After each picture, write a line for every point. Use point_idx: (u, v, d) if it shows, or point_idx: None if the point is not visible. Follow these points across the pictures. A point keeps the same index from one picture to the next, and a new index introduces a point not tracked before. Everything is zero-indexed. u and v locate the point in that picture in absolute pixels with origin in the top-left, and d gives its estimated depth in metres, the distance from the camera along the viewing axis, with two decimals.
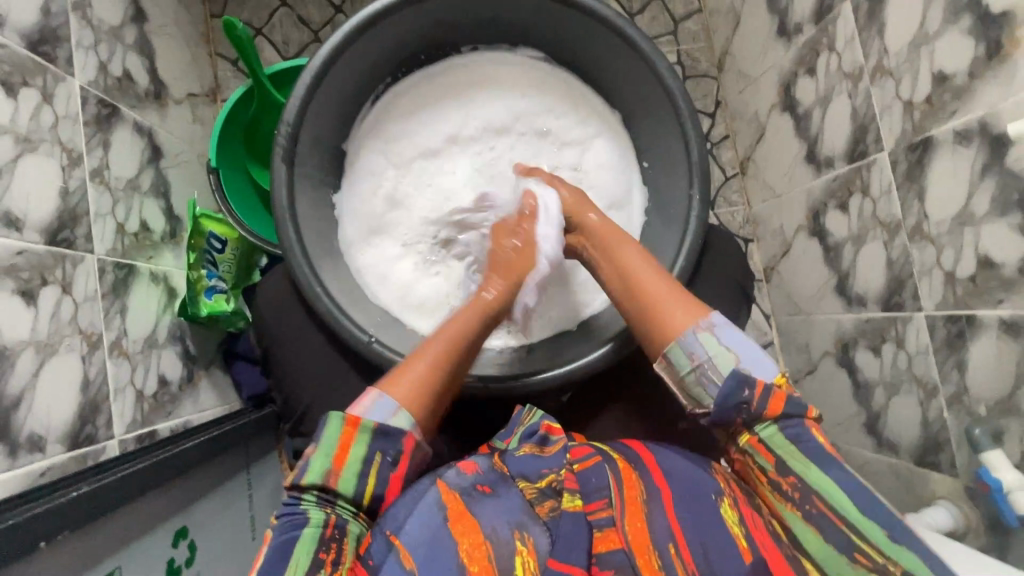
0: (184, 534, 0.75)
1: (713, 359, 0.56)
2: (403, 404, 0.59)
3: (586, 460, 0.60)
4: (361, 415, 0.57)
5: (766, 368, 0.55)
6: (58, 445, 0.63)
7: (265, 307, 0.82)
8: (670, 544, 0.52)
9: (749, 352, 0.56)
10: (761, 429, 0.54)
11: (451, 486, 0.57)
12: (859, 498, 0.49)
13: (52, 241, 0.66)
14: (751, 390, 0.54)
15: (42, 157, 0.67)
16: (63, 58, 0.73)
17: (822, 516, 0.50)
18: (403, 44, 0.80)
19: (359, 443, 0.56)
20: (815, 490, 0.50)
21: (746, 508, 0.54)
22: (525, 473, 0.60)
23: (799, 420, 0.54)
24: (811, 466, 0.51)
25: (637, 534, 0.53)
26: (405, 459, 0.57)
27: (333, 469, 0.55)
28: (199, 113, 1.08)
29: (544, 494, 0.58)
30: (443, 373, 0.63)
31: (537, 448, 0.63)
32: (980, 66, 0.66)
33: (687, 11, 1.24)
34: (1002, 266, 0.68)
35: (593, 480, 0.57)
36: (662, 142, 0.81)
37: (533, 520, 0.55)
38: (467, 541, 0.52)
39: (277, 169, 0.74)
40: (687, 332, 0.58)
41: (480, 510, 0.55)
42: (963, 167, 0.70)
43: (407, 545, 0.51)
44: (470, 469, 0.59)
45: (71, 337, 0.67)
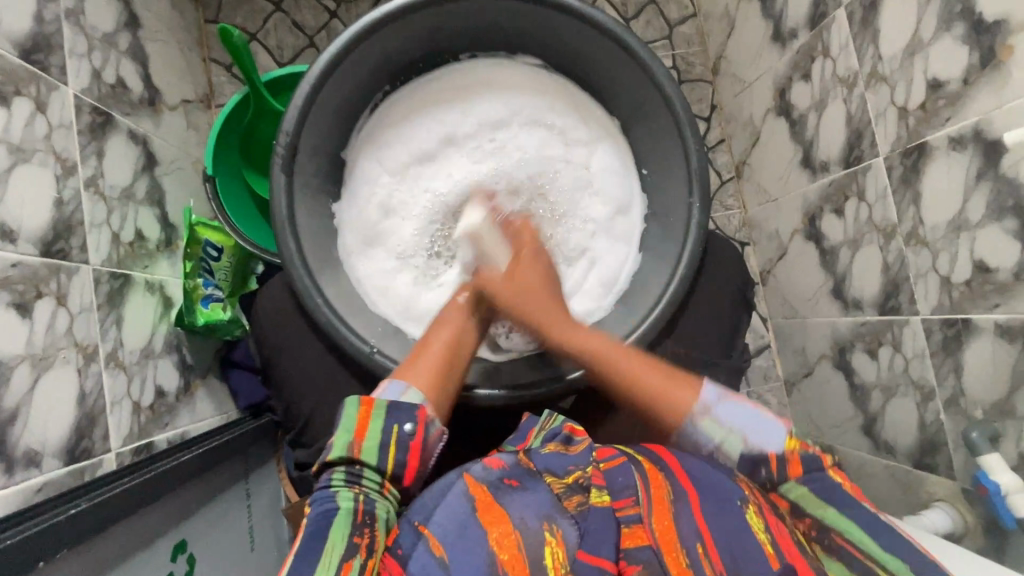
0: (183, 548, 0.74)
1: (718, 444, 0.57)
2: (417, 384, 0.62)
3: (611, 459, 0.58)
4: (376, 395, 0.59)
5: (772, 438, 0.55)
6: (55, 459, 0.62)
7: (263, 316, 0.82)
8: (697, 544, 0.49)
9: (750, 421, 0.56)
10: (783, 487, 0.52)
11: (478, 480, 0.58)
12: (878, 535, 0.47)
13: (47, 252, 0.66)
14: (767, 468, 0.54)
15: (37, 167, 0.66)
16: (56, 66, 0.72)
17: (845, 550, 0.48)
18: (402, 51, 0.80)
19: (376, 417, 0.57)
20: (834, 529, 0.49)
21: (773, 517, 0.50)
22: (550, 469, 0.60)
23: (819, 469, 0.52)
24: (832, 509, 0.49)
25: (664, 533, 0.50)
26: (421, 428, 0.58)
27: (354, 445, 0.56)
28: (193, 119, 1.07)
29: (571, 489, 0.57)
30: (446, 365, 0.66)
31: (561, 446, 0.63)
32: (974, 73, 0.66)
33: (681, 16, 1.25)
34: (997, 271, 0.68)
35: (620, 478, 0.55)
36: (660, 148, 0.82)
37: (560, 513, 0.54)
38: (496, 530, 0.52)
39: (277, 179, 0.73)
40: (688, 421, 0.59)
41: (507, 501, 0.55)
42: (958, 173, 0.71)
43: (437, 534, 0.52)
44: (496, 465, 0.61)
45: (67, 350, 0.66)
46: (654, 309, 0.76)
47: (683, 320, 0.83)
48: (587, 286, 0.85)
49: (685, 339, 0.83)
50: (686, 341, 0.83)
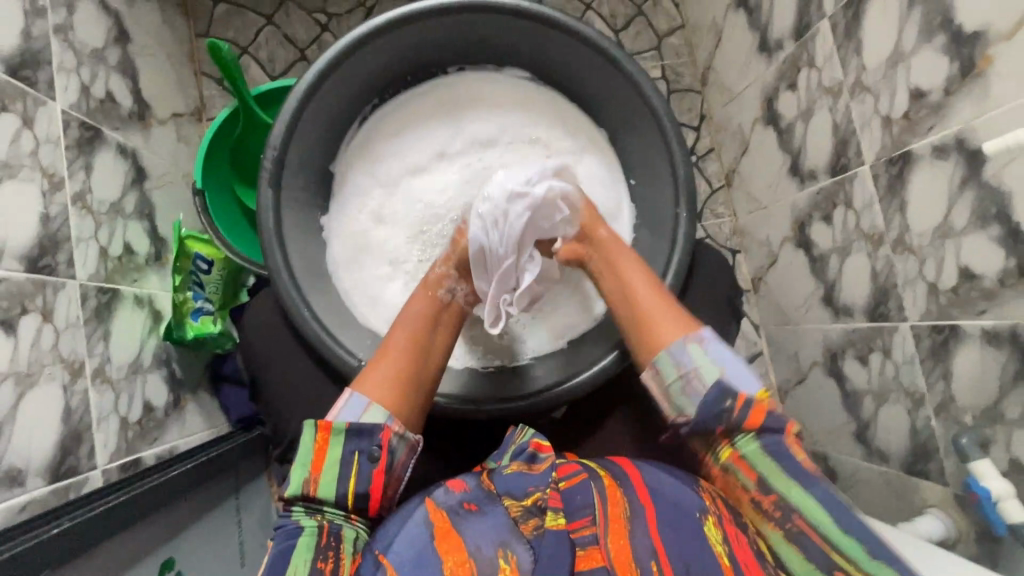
0: (171, 566, 0.73)
1: (697, 367, 0.59)
2: (376, 399, 0.61)
3: (572, 477, 0.58)
4: (332, 419, 0.59)
5: (748, 383, 0.58)
6: (39, 477, 0.62)
7: (252, 330, 0.81)
8: (652, 561, 0.50)
9: (735, 368, 0.59)
10: (737, 438, 0.57)
11: (439, 505, 0.57)
12: (836, 513, 0.51)
13: (32, 268, 0.65)
14: (732, 403, 0.57)
15: (23, 182, 0.66)
16: (43, 82, 0.72)
17: (805, 535, 0.52)
18: (391, 64, 0.80)
19: (333, 446, 0.57)
20: (796, 509, 0.52)
21: (732, 526, 0.53)
22: (510, 491, 0.59)
23: (779, 431, 0.56)
24: (794, 484, 0.53)
25: (619, 553, 0.51)
26: (386, 454, 0.58)
27: (311, 479, 0.56)
28: (184, 132, 1.07)
29: (529, 511, 0.56)
30: (408, 370, 0.64)
31: (525, 465, 0.61)
32: (955, 83, 0.67)
33: (670, 27, 1.26)
34: (982, 278, 0.69)
35: (578, 497, 0.56)
36: (648, 159, 0.82)
37: (516, 538, 0.53)
38: (451, 559, 0.51)
39: (264, 193, 0.74)
40: (677, 342, 0.61)
41: (466, 527, 0.54)
42: (942, 180, 0.71)
43: (395, 564, 0.52)
44: (458, 488, 0.60)
45: (52, 367, 0.66)
46: None
47: None
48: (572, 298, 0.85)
49: None
50: None
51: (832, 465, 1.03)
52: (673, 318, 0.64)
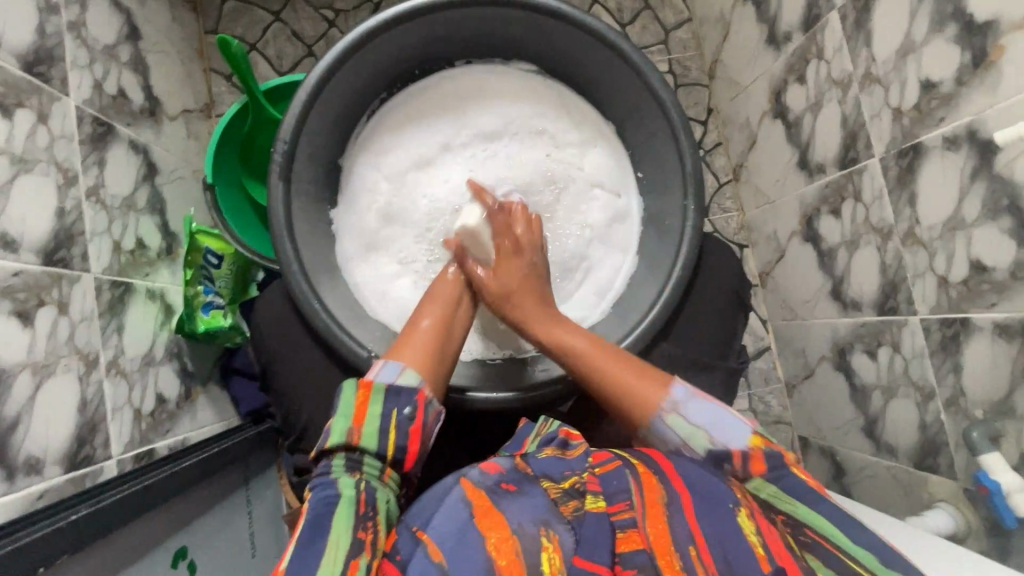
0: (184, 555, 0.74)
1: (685, 440, 0.60)
2: (410, 366, 0.63)
3: (606, 464, 0.58)
4: (373, 378, 0.60)
5: (737, 435, 0.57)
6: (56, 466, 0.63)
7: (264, 323, 0.82)
8: (690, 546, 0.50)
9: (719, 419, 0.59)
10: (751, 484, 0.55)
11: (475, 485, 0.56)
12: (848, 529, 0.50)
13: (48, 261, 0.66)
14: (731, 462, 0.56)
15: (38, 177, 0.67)
16: (58, 78, 0.73)
17: (818, 544, 0.50)
18: (400, 58, 0.81)
19: (374, 402, 0.58)
20: (806, 523, 0.51)
21: (763, 519, 0.51)
22: (548, 474, 0.59)
23: (781, 465, 0.55)
24: (801, 505, 0.52)
25: (659, 537, 0.51)
26: (420, 412, 0.59)
27: (353, 429, 0.56)
28: (194, 128, 1.08)
29: (568, 494, 0.56)
30: (438, 341, 0.67)
31: (558, 451, 0.63)
32: (967, 73, 0.67)
33: (677, 20, 1.26)
34: (994, 270, 0.68)
35: (614, 482, 0.56)
36: (655, 152, 0.82)
37: (558, 519, 0.54)
38: (495, 535, 0.51)
39: (275, 186, 0.74)
40: (657, 418, 0.62)
41: (506, 507, 0.54)
42: (953, 172, 0.71)
43: (434, 539, 0.51)
44: (493, 469, 0.59)
45: (68, 357, 0.67)
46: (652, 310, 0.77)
47: (680, 323, 0.84)
48: (579, 296, 0.85)
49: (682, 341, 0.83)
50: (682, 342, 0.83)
51: (840, 460, 1.03)
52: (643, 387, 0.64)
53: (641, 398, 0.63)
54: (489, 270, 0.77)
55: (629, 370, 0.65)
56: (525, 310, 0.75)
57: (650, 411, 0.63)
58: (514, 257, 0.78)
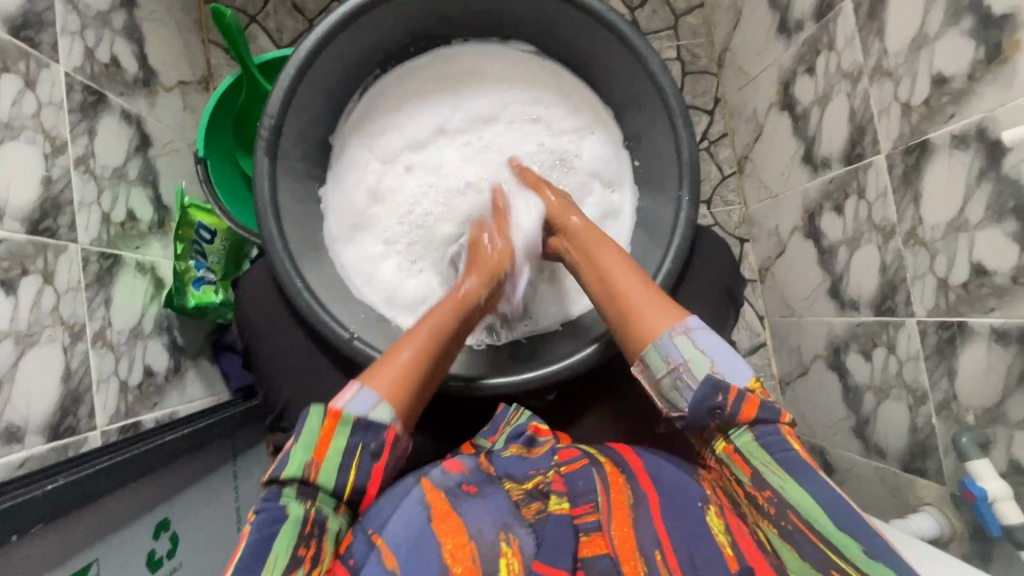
0: (166, 526, 0.75)
1: (686, 360, 0.57)
2: (384, 398, 0.59)
3: (573, 463, 0.62)
4: (342, 407, 0.57)
5: (739, 373, 0.56)
6: (38, 435, 0.63)
7: (249, 302, 0.81)
8: (656, 550, 0.51)
9: (723, 352, 0.57)
10: (732, 432, 0.55)
11: (435, 485, 0.59)
12: (833, 508, 0.49)
13: (34, 230, 0.66)
14: (725, 396, 0.54)
15: (24, 144, 0.66)
16: (46, 43, 0.72)
17: (801, 533, 0.49)
18: (394, 34, 0.79)
19: (339, 434, 0.56)
20: (791, 505, 0.50)
21: (733, 517, 0.53)
22: (511, 474, 0.63)
23: (773, 424, 0.54)
24: (787, 478, 0.51)
25: (623, 539, 0.53)
26: (386, 450, 0.58)
27: (313, 463, 0.54)
28: (191, 100, 1.07)
29: (530, 496, 0.60)
30: (421, 374, 0.63)
31: (523, 448, 0.67)
32: (980, 69, 0.64)
33: (688, 6, 1.22)
34: (994, 274, 0.67)
35: (580, 483, 0.59)
36: (652, 141, 0.80)
37: (518, 522, 0.56)
38: (451, 541, 0.52)
39: (260, 163, 0.72)
40: (664, 333, 0.58)
41: (465, 509, 0.57)
42: (960, 171, 0.69)
43: (389, 543, 0.52)
44: (455, 469, 0.62)
45: (53, 329, 0.67)
46: None
47: None
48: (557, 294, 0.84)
49: None
50: None
51: (829, 458, 1.02)
52: (660, 313, 0.60)
53: (644, 322, 0.61)
54: (576, 222, 0.74)
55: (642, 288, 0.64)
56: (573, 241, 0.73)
57: (657, 329, 0.59)
58: (564, 215, 0.75)
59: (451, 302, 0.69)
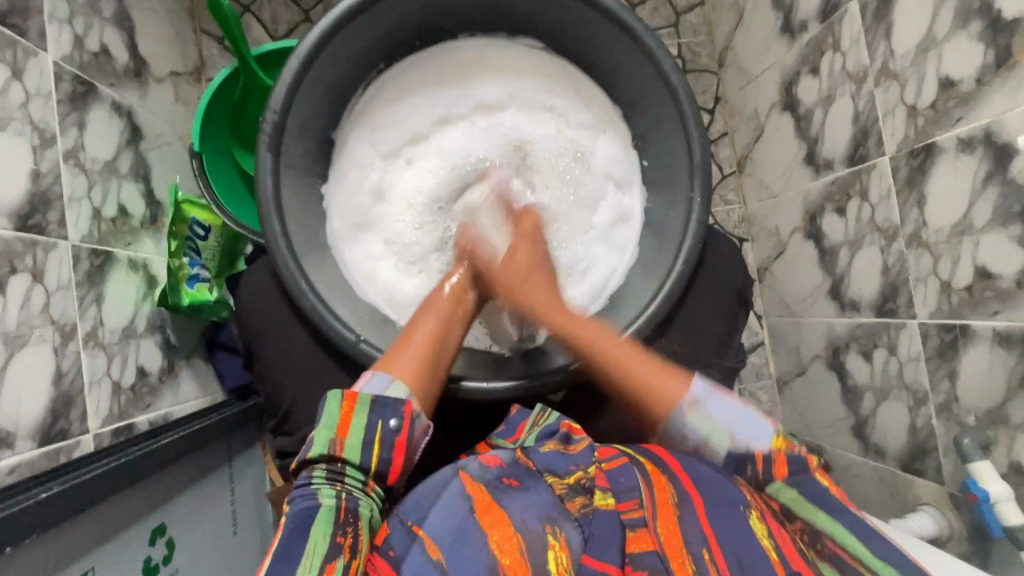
0: (162, 532, 0.73)
1: (705, 437, 0.60)
2: (399, 376, 0.60)
3: (613, 460, 0.60)
4: (358, 389, 0.57)
5: (760, 435, 0.58)
6: (29, 440, 0.61)
7: (249, 301, 0.79)
8: (703, 548, 0.53)
9: (738, 415, 0.59)
10: (771, 489, 0.58)
11: (474, 478, 0.59)
12: (872, 543, 0.52)
13: (22, 227, 0.63)
14: (754, 466, 0.58)
15: (12, 136, 0.64)
16: (34, 31, 0.69)
17: (839, 557, 0.53)
18: (400, 26, 0.77)
19: (359, 412, 0.56)
20: (826, 533, 0.54)
21: (774, 522, 0.54)
22: (551, 468, 0.62)
23: (803, 471, 0.57)
24: (822, 514, 0.55)
25: (670, 536, 0.54)
26: (407, 424, 0.56)
27: (337, 441, 0.55)
28: (182, 92, 1.04)
29: (574, 490, 0.60)
30: (432, 352, 0.64)
31: (561, 444, 0.64)
32: (989, 72, 0.64)
33: (689, 4, 1.22)
34: (999, 278, 0.67)
35: (622, 479, 0.58)
36: (662, 141, 0.80)
37: (564, 517, 0.57)
38: (497, 533, 0.53)
39: (263, 158, 0.71)
40: (676, 412, 0.61)
41: (508, 503, 0.56)
42: (966, 175, 0.69)
43: (433, 537, 0.53)
44: (493, 462, 0.61)
45: (43, 329, 0.64)
46: (645, 311, 0.74)
47: (677, 320, 0.82)
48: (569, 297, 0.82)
49: (681, 338, 0.81)
50: (680, 339, 0.81)
51: (827, 458, 1.03)
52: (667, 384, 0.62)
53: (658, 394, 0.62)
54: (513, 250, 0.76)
55: (616, 341, 0.67)
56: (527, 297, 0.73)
57: (670, 405, 0.61)
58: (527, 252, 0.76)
59: (450, 297, 0.72)
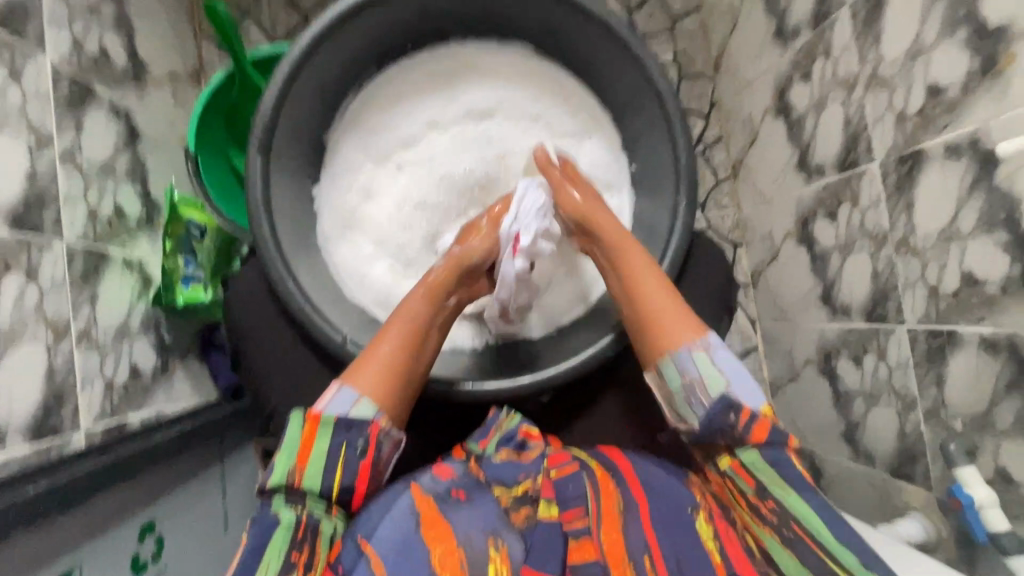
0: (151, 529, 0.73)
1: (702, 376, 0.61)
2: (365, 393, 0.60)
3: (564, 468, 0.64)
4: (321, 410, 0.58)
5: (756, 398, 0.59)
6: (21, 436, 0.61)
7: (239, 301, 0.80)
8: (646, 556, 0.56)
9: (739, 373, 0.60)
10: (741, 451, 0.58)
11: (425, 491, 0.60)
12: (834, 527, 0.52)
13: (18, 226, 0.64)
14: (736, 415, 0.58)
15: (9, 137, 0.65)
16: (32, 34, 0.70)
17: (800, 541, 0.53)
18: (391, 31, 0.78)
19: (322, 436, 0.57)
20: (794, 518, 0.54)
21: (722, 523, 0.58)
22: (501, 479, 0.65)
23: (782, 442, 0.57)
24: (793, 493, 0.54)
25: (613, 545, 0.57)
26: (371, 449, 0.58)
27: (297, 470, 0.56)
28: (181, 94, 1.05)
29: (520, 501, 0.63)
30: (399, 367, 0.63)
31: (514, 453, 0.67)
32: (974, 80, 0.65)
33: (685, 9, 1.22)
34: (985, 283, 0.68)
35: (569, 488, 0.62)
36: (650, 146, 0.80)
37: (508, 527, 0.59)
38: (441, 547, 0.54)
39: (253, 160, 0.72)
40: (681, 350, 0.63)
41: (454, 517, 0.58)
42: (952, 181, 0.69)
43: (379, 552, 0.53)
44: (445, 475, 0.63)
45: (36, 327, 0.65)
46: None
47: None
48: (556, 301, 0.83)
49: None
50: None
51: (818, 462, 1.03)
52: (681, 327, 0.64)
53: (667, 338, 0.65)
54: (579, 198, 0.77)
55: (670, 305, 0.66)
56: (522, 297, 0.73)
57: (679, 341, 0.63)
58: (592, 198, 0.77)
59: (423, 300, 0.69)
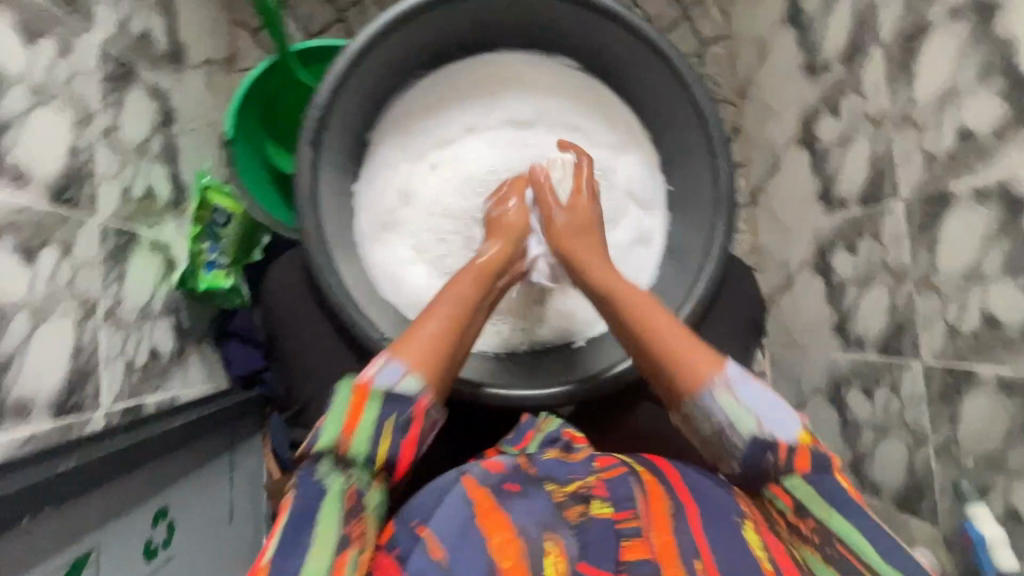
0: (163, 515, 0.73)
1: (730, 418, 0.57)
2: (411, 368, 0.58)
3: (612, 470, 0.62)
4: (371, 381, 0.57)
5: (788, 428, 0.56)
6: (44, 412, 0.61)
7: (275, 292, 0.82)
8: (696, 560, 0.52)
9: (767, 406, 0.57)
10: (787, 482, 0.55)
11: (478, 482, 0.58)
12: (881, 545, 0.51)
13: (56, 200, 0.64)
14: (775, 454, 0.55)
15: (55, 111, 0.65)
16: (83, 10, 0.70)
17: (844, 558, 0.52)
18: (443, 36, 0.79)
19: (370, 408, 0.55)
20: (837, 535, 0.53)
21: (764, 529, 0.56)
22: (552, 475, 0.62)
23: (824, 468, 0.55)
24: (836, 514, 0.53)
25: (664, 546, 0.54)
26: (416, 422, 0.57)
27: (344, 437, 0.54)
28: (214, 80, 1.05)
29: (572, 498, 0.59)
30: (446, 347, 0.61)
31: (562, 453, 0.66)
32: (1008, 127, 0.67)
33: (714, 35, 1.25)
34: (1006, 326, 0.69)
35: (620, 489, 0.59)
36: (688, 167, 0.82)
37: (562, 523, 0.56)
38: (498, 536, 0.53)
39: (302, 152, 0.73)
40: (705, 390, 0.59)
41: (509, 507, 0.56)
42: (979, 224, 0.71)
43: (435, 534, 0.53)
44: (496, 468, 0.61)
45: (66, 302, 0.65)
46: None
47: None
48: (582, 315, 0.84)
49: None
50: None
51: None
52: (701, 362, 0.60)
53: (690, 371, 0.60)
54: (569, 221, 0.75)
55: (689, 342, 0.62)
56: (578, 248, 0.73)
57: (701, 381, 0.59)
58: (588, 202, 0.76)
59: (472, 283, 0.68)
